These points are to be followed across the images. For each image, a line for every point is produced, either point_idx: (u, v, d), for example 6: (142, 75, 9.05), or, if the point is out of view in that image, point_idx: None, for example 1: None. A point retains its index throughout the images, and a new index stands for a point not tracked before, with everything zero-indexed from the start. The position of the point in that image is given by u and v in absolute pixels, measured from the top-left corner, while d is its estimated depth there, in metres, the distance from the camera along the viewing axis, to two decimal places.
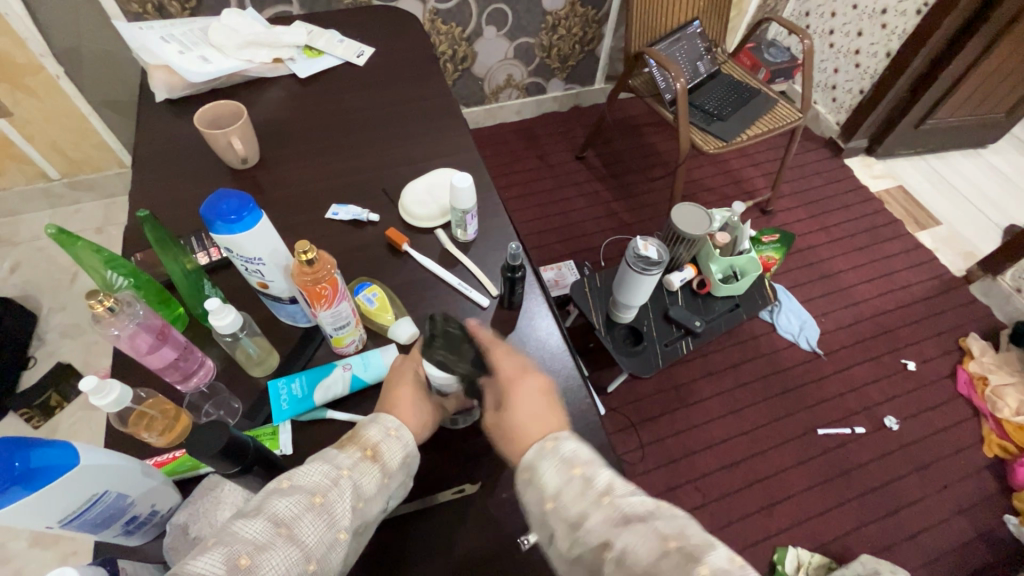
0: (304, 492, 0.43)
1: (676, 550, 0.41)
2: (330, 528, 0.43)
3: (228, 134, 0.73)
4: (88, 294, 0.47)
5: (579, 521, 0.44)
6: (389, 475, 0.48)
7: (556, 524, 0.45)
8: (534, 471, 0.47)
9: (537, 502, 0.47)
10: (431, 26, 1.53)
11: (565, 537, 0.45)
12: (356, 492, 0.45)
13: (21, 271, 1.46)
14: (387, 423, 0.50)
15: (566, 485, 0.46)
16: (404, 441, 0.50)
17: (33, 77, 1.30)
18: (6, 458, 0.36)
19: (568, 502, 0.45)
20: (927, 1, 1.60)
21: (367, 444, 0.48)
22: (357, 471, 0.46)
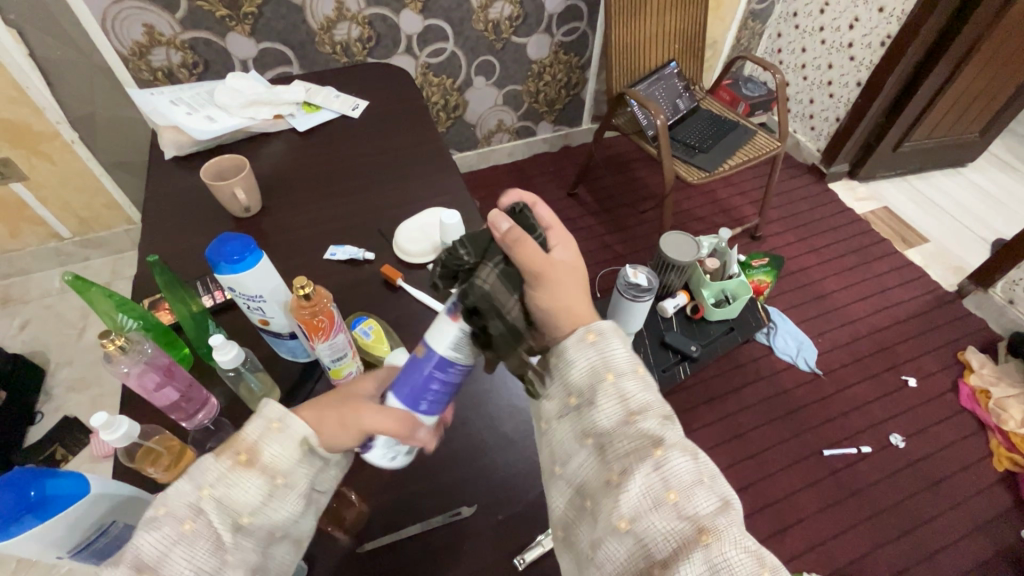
0: (169, 520, 0.39)
1: (713, 486, 0.41)
2: (212, 549, 0.39)
3: (232, 184, 0.78)
4: (101, 333, 0.51)
5: (641, 410, 0.43)
6: (284, 472, 0.43)
7: (606, 399, 0.43)
8: (605, 339, 0.45)
9: (591, 372, 0.44)
10: (423, 80, 1.63)
11: (613, 416, 0.43)
12: (227, 509, 0.41)
13: (31, 327, 1.50)
14: (268, 414, 0.43)
15: (635, 374, 0.44)
16: (293, 431, 0.43)
17: (48, 143, 1.38)
18: (23, 487, 0.39)
19: (632, 384, 0.44)
20: (889, 34, 1.70)
21: (242, 447, 0.42)
22: (227, 484, 0.41)
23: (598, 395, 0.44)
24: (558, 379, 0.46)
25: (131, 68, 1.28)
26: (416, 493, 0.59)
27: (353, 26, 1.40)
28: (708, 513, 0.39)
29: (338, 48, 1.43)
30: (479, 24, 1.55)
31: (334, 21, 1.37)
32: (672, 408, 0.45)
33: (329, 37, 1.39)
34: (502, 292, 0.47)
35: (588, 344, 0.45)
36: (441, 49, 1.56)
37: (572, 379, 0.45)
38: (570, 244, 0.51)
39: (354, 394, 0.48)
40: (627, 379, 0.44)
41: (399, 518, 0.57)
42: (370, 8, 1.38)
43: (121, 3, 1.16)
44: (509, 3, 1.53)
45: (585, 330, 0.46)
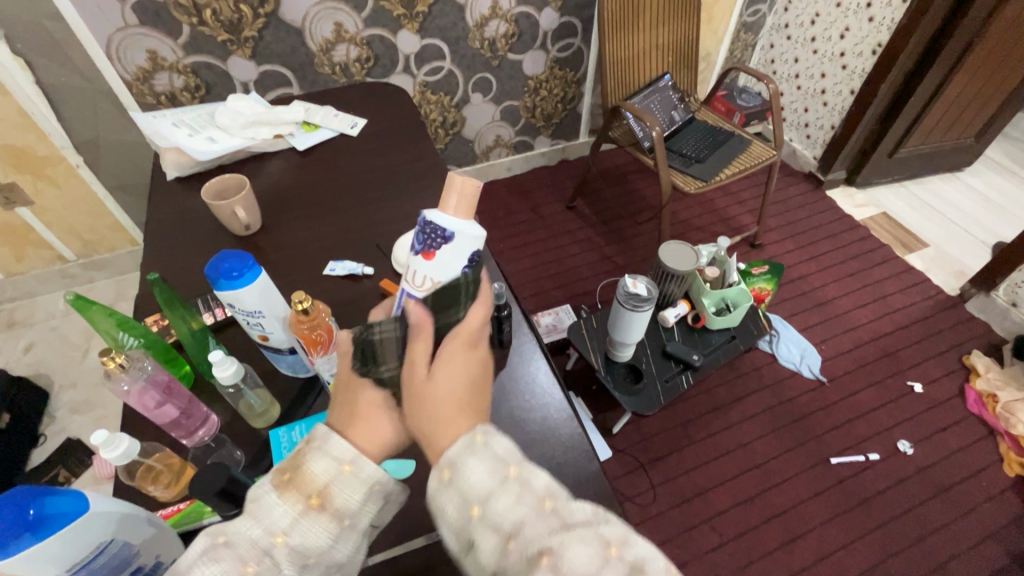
0: (234, 560, 0.40)
1: (619, 558, 0.38)
2: None
3: (232, 203, 0.79)
4: (102, 351, 0.51)
5: (516, 529, 0.38)
6: (351, 515, 0.43)
7: (482, 535, 0.39)
8: (458, 468, 0.41)
9: (458, 512, 0.40)
10: (422, 97, 1.65)
11: (494, 547, 0.39)
12: (293, 553, 0.41)
13: (35, 350, 1.51)
14: (340, 456, 0.43)
15: (501, 489, 0.40)
16: (367, 475, 0.44)
17: (54, 167, 1.41)
18: (22, 506, 0.40)
19: (499, 502, 0.40)
20: (880, 43, 1.73)
21: (314, 490, 0.42)
22: (297, 528, 0.41)
23: (473, 533, 0.39)
24: (435, 529, 0.42)
25: (135, 93, 1.31)
26: (418, 506, 0.59)
27: (352, 47, 1.43)
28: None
29: (337, 68, 1.46)
30: (475, 43, 1.58)
31: (333, 43, 1.40)
32: (554, 498, 0.41)
33: (328, 58, 1.42)
34: (389, 354, 0.49)
35: (445, 483, 0.41)
36: (439, 67, 1.59)
37: (447, 525, 0.41)
38: (472, 353, 0.48)
39: (366, 400, 0.47)
40: (494, 500, 0.40)
41: (399, 532, 0.57)
42: (368, 30, 1.41)
43: (125, 30, 1.19)
44: (505, 21, 1.56)
45: (439, 469, 0.41)
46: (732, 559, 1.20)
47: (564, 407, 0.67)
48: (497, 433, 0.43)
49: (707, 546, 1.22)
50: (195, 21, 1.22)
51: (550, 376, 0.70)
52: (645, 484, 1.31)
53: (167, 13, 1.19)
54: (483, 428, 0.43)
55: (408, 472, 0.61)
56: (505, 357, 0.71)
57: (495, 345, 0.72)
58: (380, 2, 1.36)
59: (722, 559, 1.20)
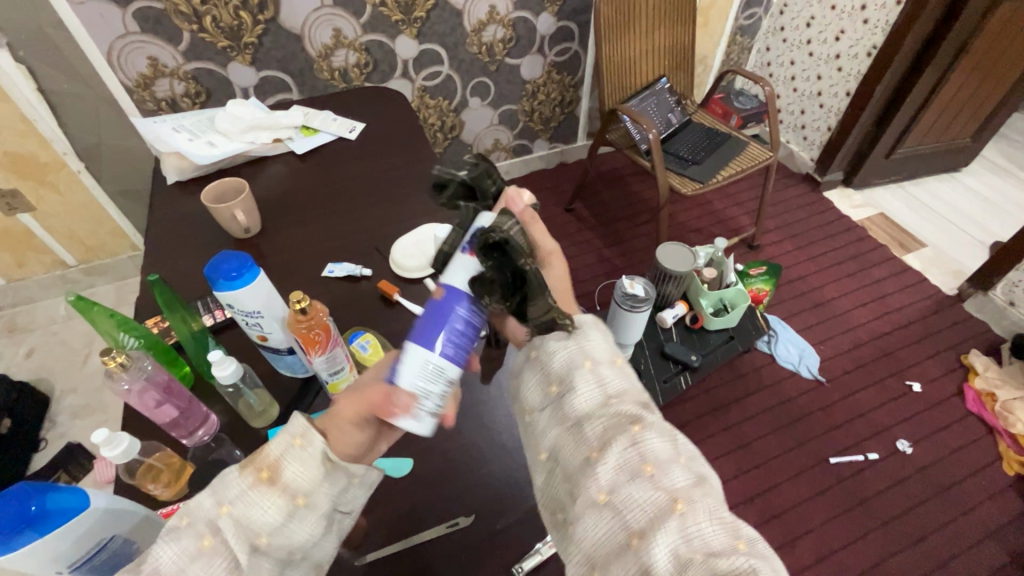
0: (189, 536, 0.41)
1: (688, 464, 0.44)
2: (228, 566, 0.41)
3: (232, 207, 0.80)
4: (103, 351, 0.52)
5: (616, 395, 0.47)
6: (304, 493, 0.44)
7: (585, 385, 0.47)
8: (582, 332, 0.50)
9: (570, 361, 0.49)
10: (420, 102, 1.66)
11: (593, 400, 0.47)
12: (245, 528, 0.42)
13: (37, 354, 1.52)
14: (291, 431, 0.44)
15: (611, 364, 0.49)
16: (316, 451, 0.44)
17: (55, 173, 1.42)
18: (24, 502, 0.40)
19: (609, 373, 0.48)
20: (874, 45, 1.74)
21: (264, 464, 0.43)
22: (246, 502, 0.42)
23: (577, 381, 0.47)
24: (539, 375, 0.50)
25: (135, 99, 1.32)
26: (415, 504, 0.59)
27: (351, 52, 1.44)
28: (682, 486, 0.42)
29: (336, 74, 1.47)
30: (473, 47, 1.59)
31: (332, 48, 1.41)
32: (646, 398, 0.48)
33: (327, 63, 1.44)
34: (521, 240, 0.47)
35: (568, 335, 0.50)
36: (437, 72, 1.60)
37: (552, 372, 0.49)
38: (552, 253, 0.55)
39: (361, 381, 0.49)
40: (602, 368, 0.48)
41: (396, 530, 0.57)
42: (367, 36, 1.43)
43: (126, 37, 1.21)
44: (502, 26, 1.57)
45: (565, 322, 0.50)
46: None
47: None
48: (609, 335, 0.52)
49: None
50: (195, 28, 1.24)
51: None
52: None
53: (168, 20, 1.21)
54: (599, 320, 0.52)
55: (403, 471, 0.61)
56: None
57: None
58: (379, 8, 1.38)
59: None
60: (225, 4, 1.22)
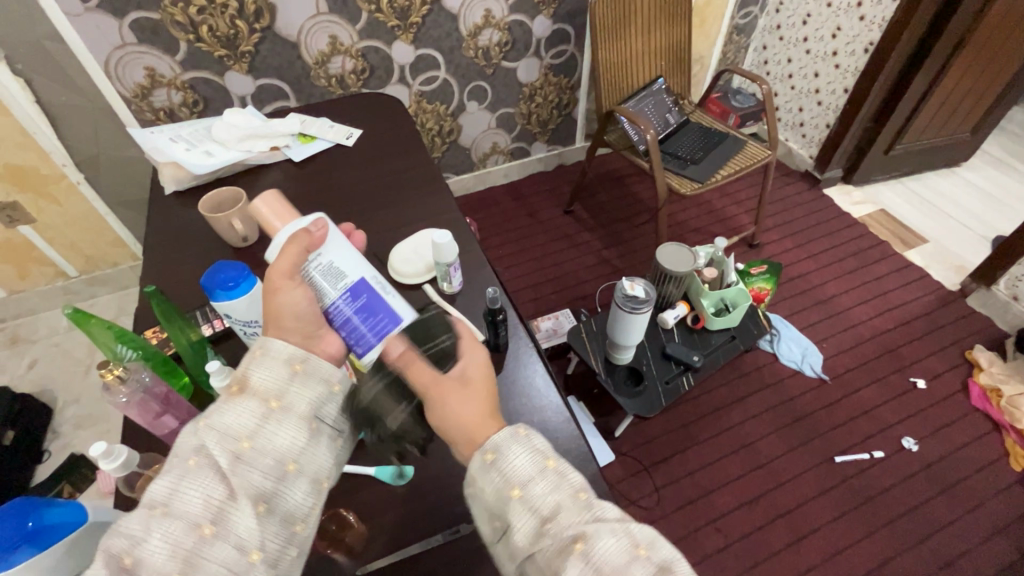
0: (177, 461, 0.43)
1: (647, 557, 0.41)
2: (217, 477, 0.42)
3: (229, 216, 0.81)
4: (100, 363, 0.52)
5: (553, 514, 0.42)
6: (277, 396, 0.47)
7: (519, 516, 0.42)
8: (501, 453, 0.44)
9: (498, 493, 0.44)
10: (417, 107, 1.67)
11: (530, 530, 0.42)
12: (227, 439, 0.44)
13: (39, 366, 1.52)
14: (251, 350, 0.49)
15: (541, 477, 0.43)
16: (276, 355, 0.48)
17: (55, 185, 1.42)
18: (20, 519, 0.41)
19: (538, 490, 0.43)
20: (872, 41, 1.73)
21: (233, 382, 0.47)
22: (221, 415, 0.45)
23: (511, 513, 0.43)
24: (478, 505, 0.45)
25: (134, 109, 1.33)
26: (416, 511, 0.59)
27: (347, 59, 1.45)
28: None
29: (333, 80, 1.48)
30: (469, 52, 1.60)
31: (328, 55, 1.41)
32: (587, 495, 0.44)
33: (324, 70, 1.44)
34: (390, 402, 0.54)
35: (489, 465, 0.44)
36: (434, 77, 1.61)
37: (488, 505, 0.44)
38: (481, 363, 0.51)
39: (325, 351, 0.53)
40: (532, 487, 0.43)
41: (397, 537, 0.58)
42: (363, 42, 1.43)
43: (124, 48, 1.21)
44: (498, 30, 1.57)
45: (484, 450, 0.45)
46: (738, 561, 1.19)
47: (561, 409, 0.67)
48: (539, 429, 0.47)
49: (711, 548, 1.21)
50: (192, 38, 1.24)
51: (547, 379, 0.70)
52: (649, 487, 1.30)
53: (165, 31, 1.21)
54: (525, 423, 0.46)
55: (404, 478, 0.61)
56: (502, 362, 0.72)
57: (493, 349, 0.73)
58: (375, 14, 1.38)
59: (728, 561, 1.19)
60: (222, 14, 1.23)
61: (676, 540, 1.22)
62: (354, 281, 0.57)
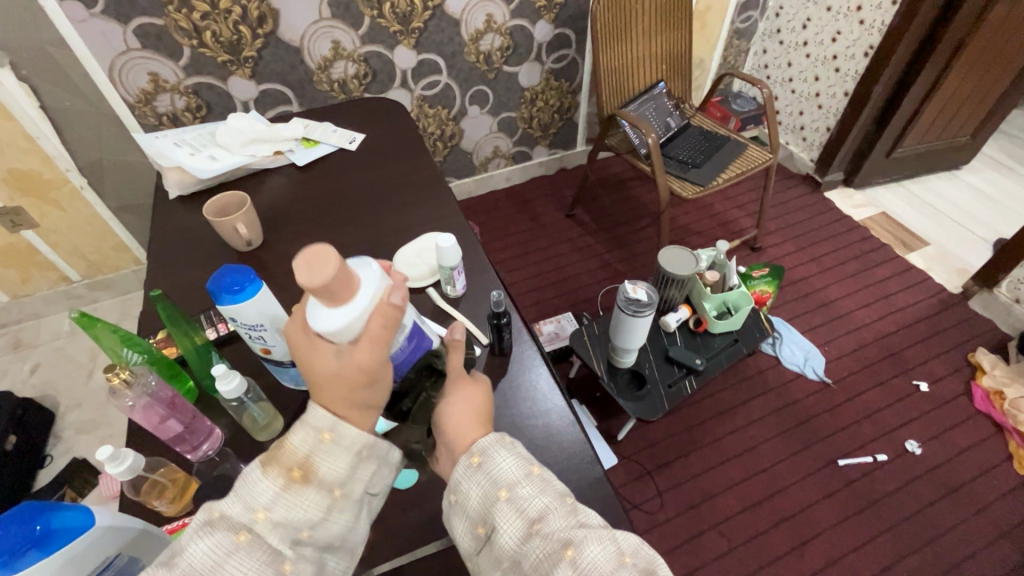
0: (226, 532, 0.41)
1: (631, 564, 0.42)
2: (268, 563, 0.41)
3: (234, 220, 0.81)
4: (107, 367, 0.53)
5: (540, 516, 0.44)
6: (340, 484, 0.45)
7: (506, 518, 0.44)
8: (488, 456, 0.47)
9: (485, 496, 0.46)
10: (419, 111, 1.67)
11: (518, 532, 0.44)
12: (285, 528, 0.42)
13: (42, 371, 1.52)
14: (318, 426, 0.45)
15: (526, 481, 0.46)
16: (347, 442, 0.45)
17: (58, 190, 1.43)
18: (29, 522, 0.41)
19: (524, 492, 0.45)
20: (871, 45, 1.74)
21: (294, 462, 0.44)
22: (280, 501, 0.42)
23: (497, 516, 0.45)
24: (461, 513, 0.47)
25: (137, 114, 1.33)
26: (421, 516, 0.59)
27: (350, 64, 1.45)
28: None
29: (336, 85, 1.48)
30: (471, 56, 1.60)
31: (331, 60, 1.42)
32: (571, 502, 0.46)
33: (326, 75, 1.45)
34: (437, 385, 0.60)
35: (474, 468, 0.47)
36: (436, 81, 1.61)
37: (473, 511, 0.46)
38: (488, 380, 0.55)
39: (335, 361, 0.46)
40: (518, 491, 0.46)
41: (402, 542, 0.58)
42: (366, 47, 1.44)
43: (128, 54, 1.22)
44: (500, 34, 1.58)
45: (470, 454, 0.47)
46: (742, 565, 1.19)
47: (565, 412, 0.67)
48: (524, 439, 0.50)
49: (715, 552, 1.21)
50: (195, 43, 1.25)
51: (551, 383, 0.70)
52: (652, 491, 1.30)
53: (169, 36, 1.22)
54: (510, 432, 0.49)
55: (409, 483, 0.62)
56: (505, 365, 0.72)
57: (496, 353, 0.73)
58: (377, 19, 1.39)
59: (731, 565, 1.19)
60: (226, 19, 1.23)
61: (679, 545, 1.22)
62: (410, 323, 0.57)
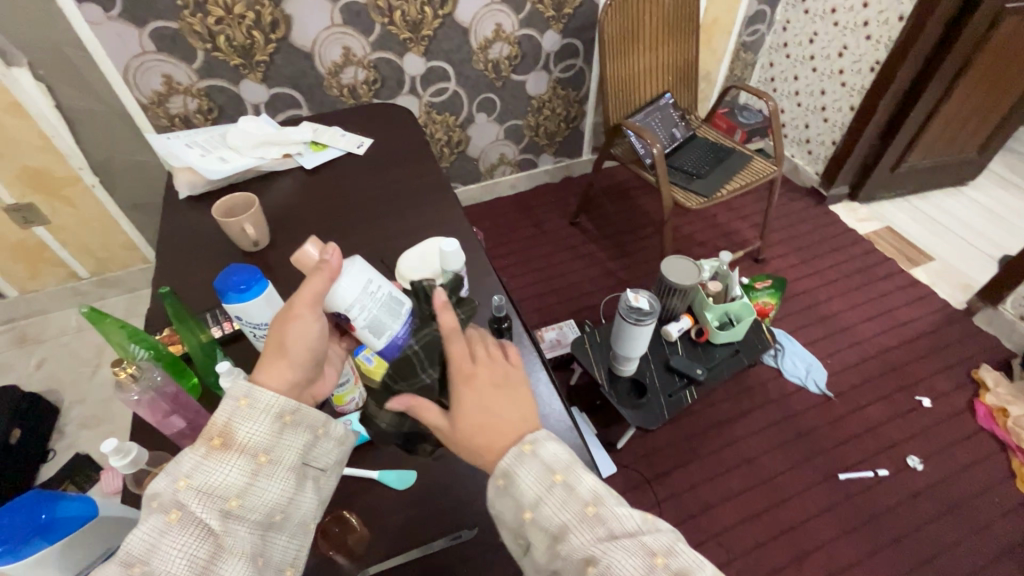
0: (157, 512, 0.41)
1: (663, 566, 0.42)
2: (203, 535, 0.41)
3: (241, 220, 0.82)
4: (114, 361, 0.54)
5: (562, 533, 0.44)
6: (265, 450, 0.45)
7: (535, 535, 0.44)
8: (510, 477, 0.45)
9: (513, 514, 0.46)
10: (427, 117, 1.69)
11: (547, 548, 0.44)
12: (211, 497, 0.42)
13: (47, 366, 1.53)
14: (234, 394, 0.45)
15: (550, 494, 0.45)
16: (263, 407, 0.45)
17: (70, 188, 1.45)
18: (34, 511, 0.42)
19: (548, 510, 0.44)
20: (878, 60, 1.75)
21: (214, 432, 0.44)
22: (203, 471, 0.42)
23: (528, 534, 0.45)
24: (497, 523, 0.47)
25: (149, 115, 1.36)
26: (417, 516, 0.60)
27: (359, 70, 1.48)
28: None
29: (345, 90, 1.50)
30: (480, 64, 1.62)
31: (341, 66, 1.44)
32: (597, 506, 0.44)
33: (336, 80, 1.47)
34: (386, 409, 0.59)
35: (501, 489, 0.46)
36: (444, 89, 1.63)
37: (507, 526, 0.46)
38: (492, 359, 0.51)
39: (286, 335, 0.49)
40: (543, 507, 0.45)
41: (398, 541, 0.58)
42: (375, 53, 1.46)
43: (143, 57, 1.24)
44: (508, 44, 1.60)
45: (493, 476, 0.46)
46: None
47: (563, 418, 0.68)
48: (547, 441, 0.47)
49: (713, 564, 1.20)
50: (209, 46, 1.27)
51: (550, 389, 0.71)
52: (651, 500, 1.29)
53: (183, 40, 1.24)
54: (531, 438, 0.47)
55: (407, 482, 0.62)
56: None
57: None
58: (388, 26, 1.41)
59: None
60: (239, 24, 1.26)
61: None
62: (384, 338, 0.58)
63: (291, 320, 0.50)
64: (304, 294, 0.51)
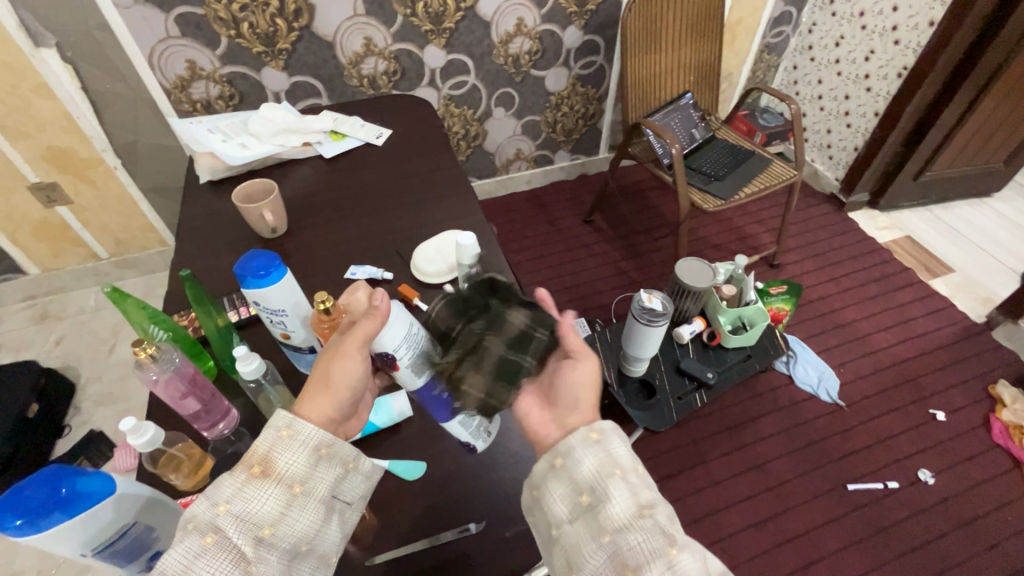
0: (193, 535, 0.43)
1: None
2: (235, 562, 0.43)
3: (261, 207, 0.83)
4: (134, 341, 0.54)
5: (649, 506, 0.46)
6: (300, 480, 0.47)
7: (618, 493, 0.46)
8: (607, 438, 0.50)
9: (598, 468, 0.48)
10: (446, 110, 1.69)
11: (627, 509, 0.45)
12: (246, 524, 0.44)
13: (65, 343, 1.56)
14: (277, 424, 0.48)
15: (639, 475, 0.48)
16: (303, 439, 0.48)
17: (93, 169, 1.47)
18: (56, 484, 0.43)
19: (638, 483, 0.47)
20: (905, 66, 1.72)
21: (255, 459, 0.46)
22: (242, 497, 0.44)
23: (610, 488, 0.46)
24: (566, 476, 0.48)
25: (172, 99, 1.37)
26: (425, 507, 0.60)
27: (380, 60, 1.48)
28: None
29: (365, 80, 1.51)
30: (500, 59, 1.62)
31: (362, 56, 1.45)
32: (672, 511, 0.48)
33: (357, 70, 1.47)
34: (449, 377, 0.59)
35: (591, 442, 0.49)
36: (463, 82, 1.63)
37: (581, 476, 0.48)
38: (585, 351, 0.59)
39: (332, 372, 0.52)
40: (631, 477, 0.48)
41: (405, 531, 0.59)
42: (396, 44, 1.46)
43: (167, 41, 1.25)
44: (529, 39, 1.59)
45: (589, 429, 0.50)
46: None
47: None
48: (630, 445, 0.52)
49: None
50: (233, 33, 1.28)
51: None
52: None
53: (208, 25, 1.25)
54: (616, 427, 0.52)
55: (417, 474, 0.63)
56: None
57: None
58: (410, 18, 1.41)
59: None
60: (263, 11, 1.26)
61: None
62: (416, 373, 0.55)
63: (340, 356, 0.52)
64: (353, 336, 0.52)
